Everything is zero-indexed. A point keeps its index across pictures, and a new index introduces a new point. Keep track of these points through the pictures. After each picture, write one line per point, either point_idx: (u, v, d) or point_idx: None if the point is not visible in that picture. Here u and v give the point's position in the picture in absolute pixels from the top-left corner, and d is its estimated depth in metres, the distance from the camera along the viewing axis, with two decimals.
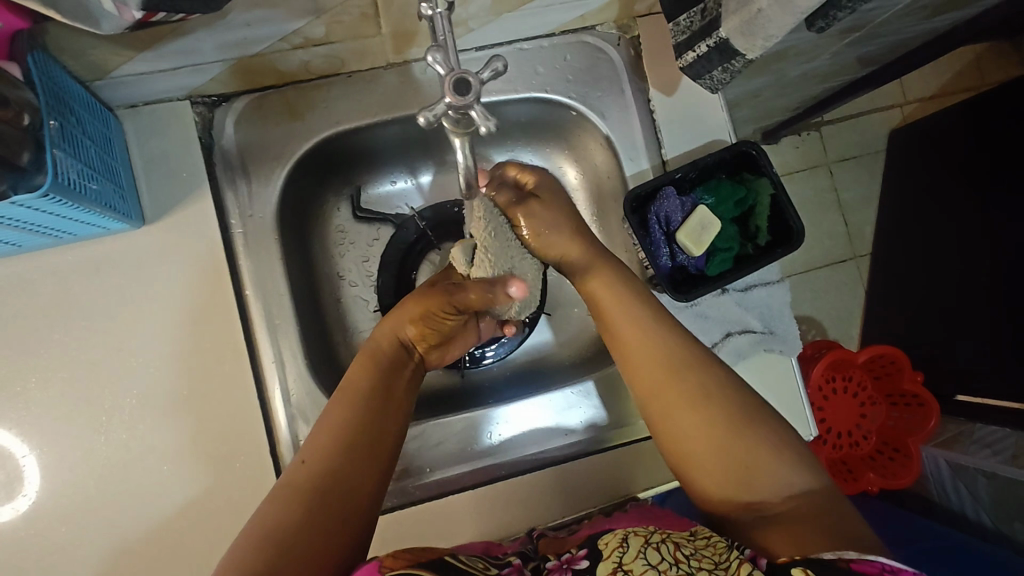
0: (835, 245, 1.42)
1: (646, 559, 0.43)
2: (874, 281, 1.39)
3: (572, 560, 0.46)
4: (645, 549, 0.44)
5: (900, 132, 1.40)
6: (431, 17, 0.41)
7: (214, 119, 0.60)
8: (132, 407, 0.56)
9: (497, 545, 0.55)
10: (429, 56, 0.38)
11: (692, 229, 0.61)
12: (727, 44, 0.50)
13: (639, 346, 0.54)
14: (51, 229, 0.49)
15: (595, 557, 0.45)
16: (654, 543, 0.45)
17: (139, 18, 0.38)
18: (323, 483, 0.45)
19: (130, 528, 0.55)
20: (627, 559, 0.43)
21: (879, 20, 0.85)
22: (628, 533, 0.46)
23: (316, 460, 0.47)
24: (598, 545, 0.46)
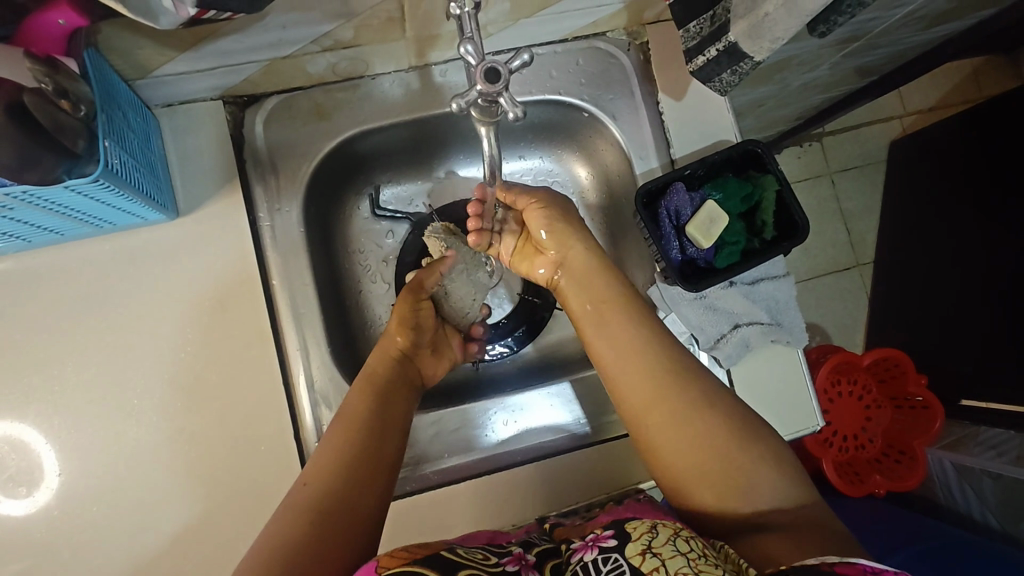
0: (837, 252, 1.45)
1: (675, 545, 0.45)
2: (877, 288, 1.42)
3: (598, 538, 0.48)
4: (674, 538, 0.46)
5: (900, 142, 1.44)
6: (459, 16, 0.44)
7: (245, 118, 0.63)
8: (163, 391, 0.58)
9: (501, 535, 0.55)
10: (462, 46, 0.41)
11: (701, 222, 0.63)
12: (736, 47, 0.52)
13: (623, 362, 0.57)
14: (94, 217, 0.52)
15: (623, 537, 0.47)
16: (683, 534, 0.46)
17: (191, 15, 0.40)
18: (325, 501, 0.47)
19: (158, 510, 0.57)
20: (657, 543, 0.45)
21: (879, 28, 0.89)
22: (656, 522, 0.48)
23: (313, 485, 0.48)
24: (626, 528, 0.48)
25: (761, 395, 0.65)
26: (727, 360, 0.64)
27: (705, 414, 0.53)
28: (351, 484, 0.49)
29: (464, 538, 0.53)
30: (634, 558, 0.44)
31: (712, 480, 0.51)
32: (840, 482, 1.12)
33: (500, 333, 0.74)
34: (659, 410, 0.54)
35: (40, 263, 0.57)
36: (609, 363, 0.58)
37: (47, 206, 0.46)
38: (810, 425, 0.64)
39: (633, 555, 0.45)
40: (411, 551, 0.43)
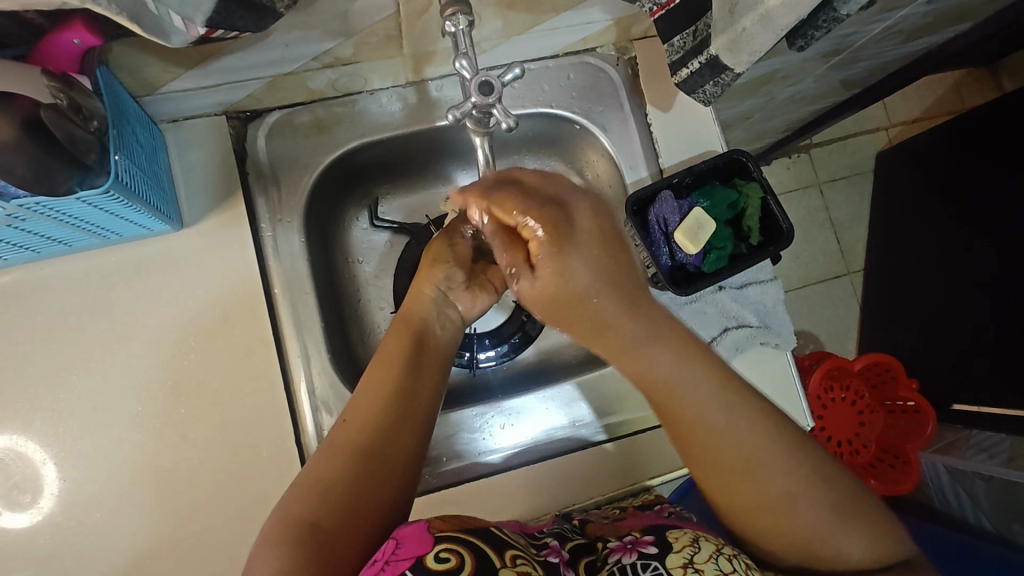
0: (828, 261, 1.50)
1: (718, 563, 0.46)
2: (867, 295, 1.46)
3: (638, 543, 0.49)
4: (716, 555, 0.47)
5: (886, 153, 1.48)
6: (454, 33, 0.47)
7: (247, 133, 0.65)
8: (166, 397, 0.59)
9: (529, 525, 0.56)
10: (457, 62, 0.44)
11: (689, 227, 0.65)
12: (717, 60, 0.54)
13: (712, 453, 0.47)
14: (101, 228, 0.53)
15: (663, 546, 0.48)
16: (725, 552, 0.47)
17: (200, 34, 0.42)
18: (372, 437, 0.48)
19: (162, 515, 0.58)
20: (698, 558, 0.46)
21: (859, 43, 0.93)
22: (698, 536, 0.49)
23: (360, 416, 0.49)
24: (667, 537, 0.49)
25: None
26: None
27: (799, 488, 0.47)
28: (381, 468, 0.47)
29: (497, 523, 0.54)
30: (674, 570, 0.46)
31: (800, 538, 0.48)
32: None
33: (497, 339, 0.75)
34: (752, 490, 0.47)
35: (47, 274, 0.59)
36: (691, 433, 0.47)
37: (58, 217, 0.48)
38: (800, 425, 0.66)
39: (673, 567, 0.46)
40: (462, 522, 0.47)
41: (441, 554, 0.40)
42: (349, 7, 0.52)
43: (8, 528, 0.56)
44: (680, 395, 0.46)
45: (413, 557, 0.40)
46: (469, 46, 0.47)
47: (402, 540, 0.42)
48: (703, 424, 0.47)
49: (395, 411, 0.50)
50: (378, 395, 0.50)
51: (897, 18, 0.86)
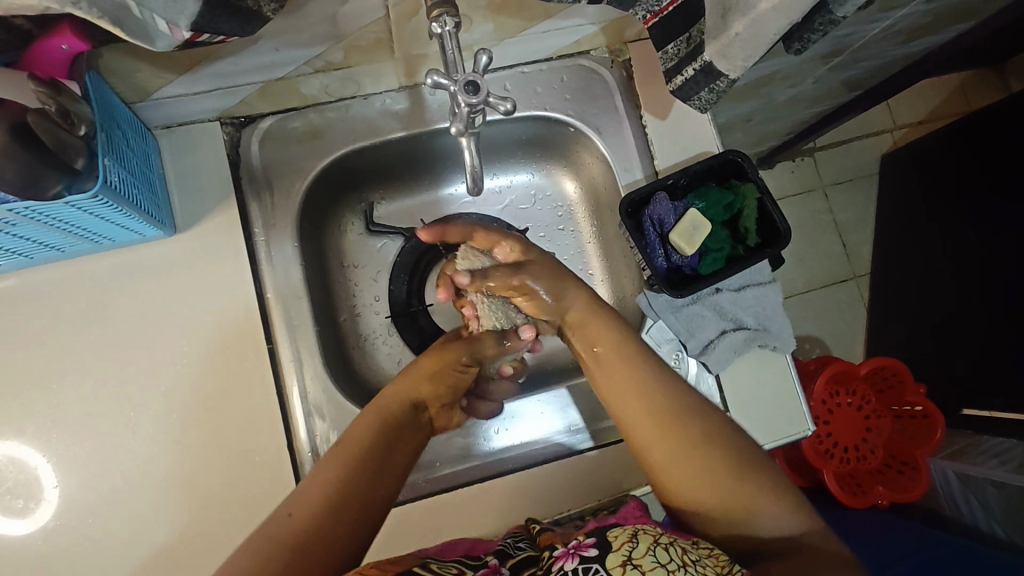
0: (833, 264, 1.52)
1: (654, 555, 0.46)
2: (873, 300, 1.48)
3: (580, 547, 0.49)
4: (654, 548, 0.47)
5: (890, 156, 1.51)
6: (439, 33, 0.47)
7: (241, 138, 0.64)
8: (159, 404, 0.59)
9: (481, 544, 0.57)
10: (432, 82, 0.47)
11: (684, 229, 0.63)
12: (712, 66, 0.51)
13: (631, 403, 0.56)
14: (93, 233, 0.53)
15: (603, 547, 0.48)
16: (662, 543, 0.47)
17: (186, 38, 0.42)
18: (307, 528, 0.47)
19: (155, 524, 0.58)
20: (636, 554, 0.46)
21: (857, 43, 0.94)
22: (637, 531, 0.49)
23: (302, 507, 0.48)
24: (607, 538, 0.49)
25: (751, 399, 0.67)
26: (716, 365, 0.65)
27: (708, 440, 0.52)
28: (349, 504, 0.49)
29: (443, 551, 0.56)
30: (614, 570, 0.45)
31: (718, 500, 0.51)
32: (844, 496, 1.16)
33: None
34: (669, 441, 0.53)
35: (41, 278, 0.59)
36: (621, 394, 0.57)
37: (47, 222, 0.48)
38: (800, 430, 0.66)
39: (613, 568, 0.45)
40: (383, 569, 0.46)
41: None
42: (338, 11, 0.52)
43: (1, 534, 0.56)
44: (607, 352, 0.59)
45: None
46: (457, 77, 0.47)
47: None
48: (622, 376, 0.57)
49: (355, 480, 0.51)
50: (350, 448, 0.53)
51: (895, 18, 0.87)
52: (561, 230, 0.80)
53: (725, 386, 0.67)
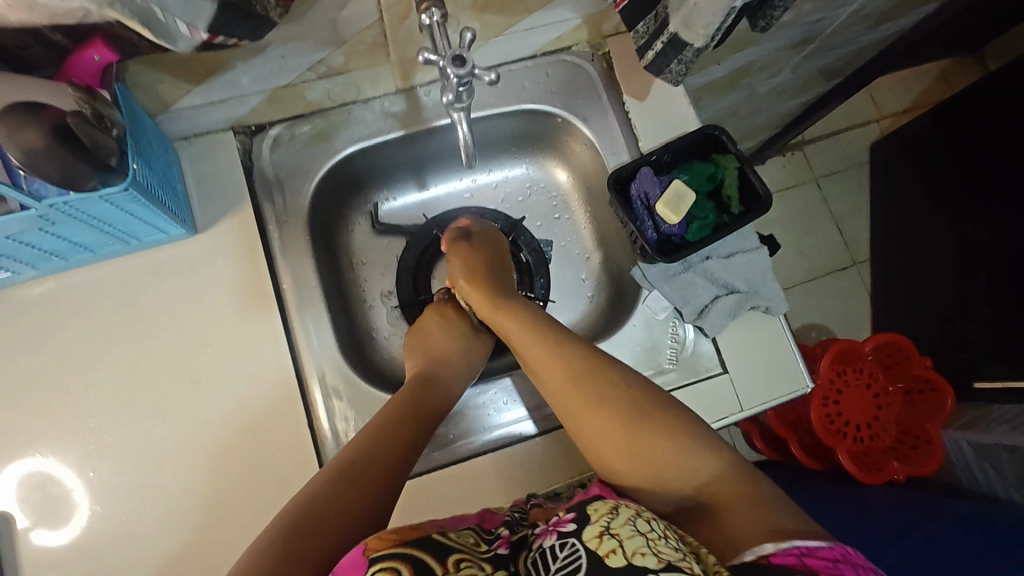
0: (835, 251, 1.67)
1: (634, 526, 0.47)
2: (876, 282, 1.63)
3: (559, 522, 0.49)
4: (633, 518, 0.48)
5: (877, 146, 1.68)
6: (428, 24, 0.52)
7: (252, 145, 0.69)
8: (188, 392, 0.63)
9: (489, 516, 0.58)
10: (423, 57, 0.52)
11: (669, 199, 0.66)
12: (677, 37, 0.56)
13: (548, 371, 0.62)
14: (122, 231, 0.58)
15: (581, 521, 0.49)
16: (643, 516, 0.49)
17: (203, 39, 0.47)
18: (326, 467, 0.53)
19: (189, 506, 0.61)
20: (615, 525, 0.47)
21: (828, 29, 1.00)
22: (617, 504, 0.50)
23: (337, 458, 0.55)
24: (587, 512, 0.50)
25: (748, 360, 0.70)
26: (711, 329, 0.69)
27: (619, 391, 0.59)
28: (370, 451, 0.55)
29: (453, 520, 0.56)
30: (591, 540, 0.46)
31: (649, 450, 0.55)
32: (856, 470, 1.15)
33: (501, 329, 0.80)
34: (580, 398, 0.60)
35: (74, 280, 0.64)
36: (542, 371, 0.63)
37: (82, 218, 0.53)
38: (797, 387, 0.68)
39: (590, 539, 0.46)
40: (400, 534, 0.46)
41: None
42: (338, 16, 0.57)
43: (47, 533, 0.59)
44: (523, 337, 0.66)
45: None
46: (444, 50, 0.52)
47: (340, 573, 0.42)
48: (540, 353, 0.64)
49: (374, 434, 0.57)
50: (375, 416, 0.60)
51: (861, 1, 0.93)
52: (557, 218, 0.84)
53: (723, 349, 0.70)
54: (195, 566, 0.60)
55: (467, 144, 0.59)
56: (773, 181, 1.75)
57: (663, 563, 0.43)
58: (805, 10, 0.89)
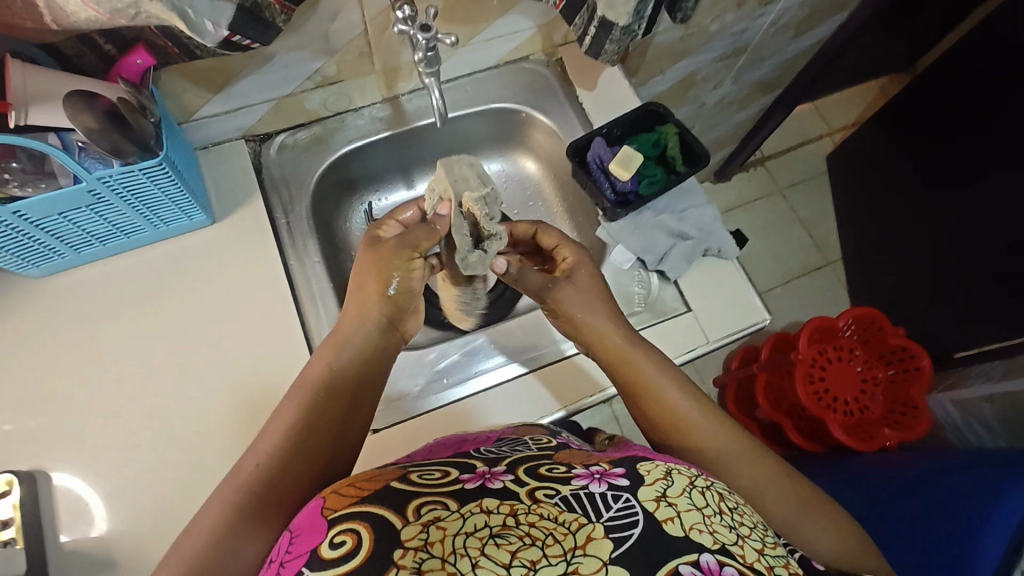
0: (808, 255, 1.82)
1: (690, 498, 0.48)
2: (851, 279, 1.78)
3: (608, 476, 0.50)
4: (689, 490, 0.50)
5: (833, 157, 1.89)
6: (403, 21, 0.63)
7: (262, 151, 0.81)
8: (210, 358, 0.70)
9: (466, 442, 0.63)
10: (398, 27, 0.63)
11: (621, 160, 0.77)
12: (605, 19, 0.70)
13: (685, 429, 0.63)
14: (153, 213, 0.68)
15: (636, 479, 0.49)
16: (698, 487, 0.50)
17: (224, 37, 0.58)
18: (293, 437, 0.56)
19: (215, 457, 0.66)
20: (672, 493, 0.48)
21: (755, 39, 1.15)
22: (671, 470, 0.52)
23: (285, 423, 0.57)
24: (639, 471, 0.51)
25: (709, 298, 0.77)
26: (672, 271, 0.76)
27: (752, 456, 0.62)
28: (320, 415, 0.58)
29: (433, 450, 0.62)
30: (648, 501, 0.47)
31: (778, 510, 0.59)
32: (849, 440, 1.19)
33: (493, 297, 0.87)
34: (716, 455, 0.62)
35: (105, 267, 0.72)
36: (676, 423, 0.64)
37: (122, 194, 0.62)
38: (757, 318, 0.75)
39: (648, 501, 0.47)
40: (362, 486, 0.46)
41: (335, 538, 0.41)
42: (329, 28, 0.70)
43: (89, 491, 0.64)
44: (656, 388, 0.65)
45: (305, 555, 0.41)
46: (414, 23, 0.63)
47: (297, 530, 0.44)
48: (678, 406, 0.64)
49: (328, 397, 0.59)
50: (330, 357, 0.62)
51: (777, 11, 1.09)
52: (532, 205, 0.95)
53: (685, 290, 0.77)
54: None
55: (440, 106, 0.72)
56: (741, 194, 1.88)
57: (718, 544, 0.45)
58: (729, 20, 1.04)
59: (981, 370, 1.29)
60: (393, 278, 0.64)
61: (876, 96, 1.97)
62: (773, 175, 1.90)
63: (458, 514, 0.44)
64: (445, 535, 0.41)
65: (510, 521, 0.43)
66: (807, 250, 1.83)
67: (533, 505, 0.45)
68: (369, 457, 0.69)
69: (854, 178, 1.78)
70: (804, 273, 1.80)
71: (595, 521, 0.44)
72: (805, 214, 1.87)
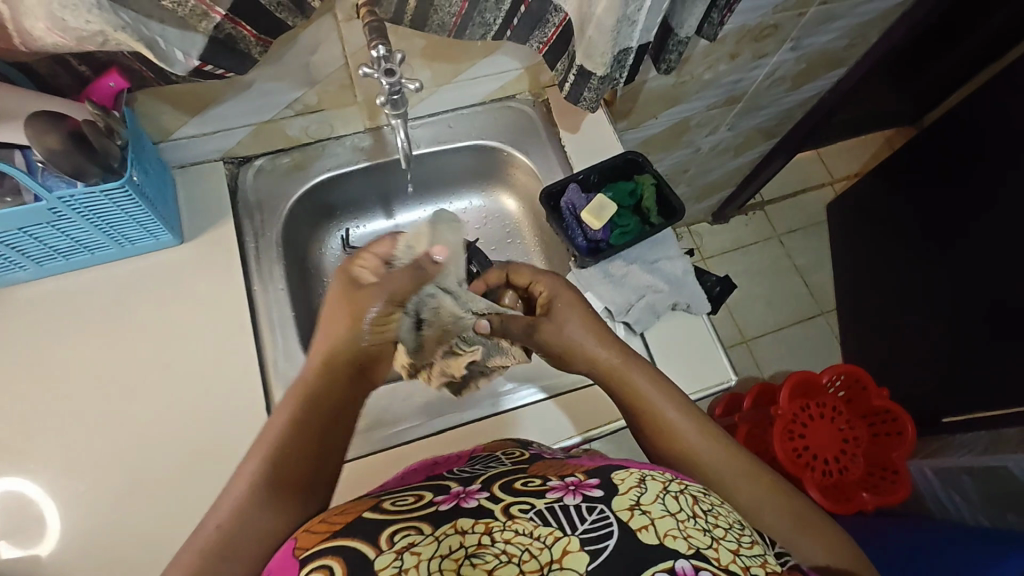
0: (802, 303, 1.80)
1: (663, 504, 0.48)
2: (843, 330, 1.75)
3: (583, 487, 0.49)
4: (664, 494, 0.49)
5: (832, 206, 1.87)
6: (368, 70, 0.63)
7: (239, 173, 0.81)
8: (161, 380, 0.69)
9: (443, 463, 0.63)
10: (361, 70, 0.63)
11: (593, 209, 0.77)
12: (583, 68, 0.71)
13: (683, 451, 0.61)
14: (117, 232, 0.68)
15: (609, 490, 0.49)
16: (673, 491, 0.50)
17: (196, 66, 0.59)
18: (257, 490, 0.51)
19: (157, 481, 0.65)
20: (645, 500, 0.48)
21: (750, 89, 1.15)
22: (645, 475, 0.51)
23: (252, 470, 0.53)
24: (613, 480, 0.51)
25: (675, 354, 0.76)
26: (638, 325, 0.75)
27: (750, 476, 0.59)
28: (288, 460, 0.53)
29: (407, 475, 0.61)
30: (622, 511, 0.47)
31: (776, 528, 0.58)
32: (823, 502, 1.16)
33: None
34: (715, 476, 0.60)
35: (67, 281, 0.72)
36: (674, 445, 0.61)
37: (84, 214, 0.63)
38: (723, 378, 0.74)
39: (621, 510, 0.47)
40: (333, 522, 0.48)
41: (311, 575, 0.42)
42: (309, 60, 0.71)
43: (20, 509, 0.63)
44: (654, 409, 0.62)
45: None
46: (379, 66, 0.64)
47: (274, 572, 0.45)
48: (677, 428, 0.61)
49: (299, 437, 0.54)
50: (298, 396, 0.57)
51: (772, 64, 1.09)
52: (509, 242, 0.94)
53: (651, 344, 0.76)
54: (159, 533, 0.63)
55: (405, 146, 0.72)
56: (738, 237, 1.86)
57: (693, 550, 0.45)
58: (722, 70, 1.04)
59: (965, 438, 1.26)
60: (372, 310, 0.61)
61: (881, 147, 1.95)
62: (771, 220, 1.89)
63: (432, 539, 0.45)
64: (419, 561, 0.42)
65: (485, 540, 0.44)
66: (800, 298, 1.81)
67: (508, 521, 0.46)
68: None
69: (852, 229, 1.76)
70: (796, 321, 1.78)
71: (570, 535, 0.45)
72: (801, 261, 1.85)
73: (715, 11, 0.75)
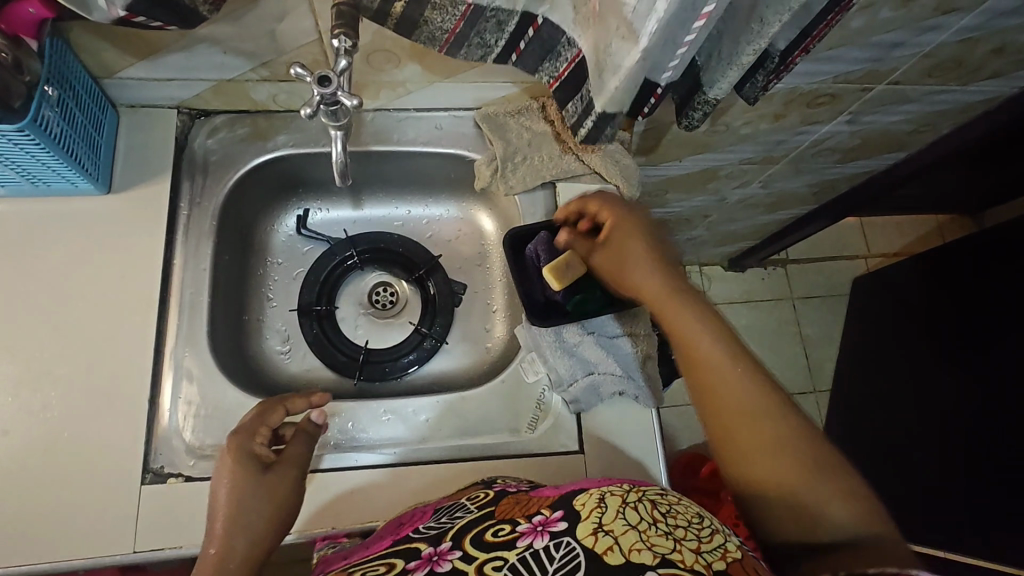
0: (797, 376, 1.69)
1: (624, 518, 0.47)
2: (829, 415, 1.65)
3: (547, 521, 0.48)
4: (622, 509, 0.48)
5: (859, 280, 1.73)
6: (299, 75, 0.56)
7: (192, 128, 0.73)
8: (46, 338, 0.64)
9: (407, 518, 0.58)
10: (292, 70, 0.55)
11: (556, 265, 0.66)
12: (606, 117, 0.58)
13: (718, 387, 0.57)
14: (29, 172, 0.61)
15: (572, 519, 0.48)
16: (631, 502, 0.48)
17: (121, 16, 0.51)
18: None
19: (11, 449, 0.60)
20: (606, 520, 0.47)
21: (793, 152, 1.02)
22: (604, 494, 0.50)
23: None
24: (574, 507, 0.49)
25: (609, 444, 0.69)
26: (582, 404, 0.68)
27: (785, 436, 0.54)
28: None
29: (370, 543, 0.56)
30: (586, 538, 0.46)
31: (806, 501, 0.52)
32: None
33: (415, 358, 0.79)
34: (750, 428, 0.55)
35: None
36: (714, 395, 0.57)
37: None
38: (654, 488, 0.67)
39: (585, 537, 0.46)
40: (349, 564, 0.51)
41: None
42: (276, 28, 0.62)
43: None
44: (694, 347, 0.59)
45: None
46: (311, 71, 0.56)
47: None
48: (713, 365, 0.58)
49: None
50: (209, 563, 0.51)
51: (823, 133, 0.96)
52: (478, 265, 0.85)
53: (584, 426, 0.69)
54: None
55: (342, 163, 0.62)
56: (749, 290, 1.75)
57: (658, 559, 0.43)
58: (763, 128, 0.92)
59: None
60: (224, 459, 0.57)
61: (931, 231, 1.80)
62: (790, 280, 1.76)
63: None
64: None
65: None
66: (796, 371, 1.69)
67: None
68: (165, 509, 0.61)
69: (866, 313, 1.62)
70: None
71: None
72: (809, 331, 1.73)
73: (759, 73, 0.63)
